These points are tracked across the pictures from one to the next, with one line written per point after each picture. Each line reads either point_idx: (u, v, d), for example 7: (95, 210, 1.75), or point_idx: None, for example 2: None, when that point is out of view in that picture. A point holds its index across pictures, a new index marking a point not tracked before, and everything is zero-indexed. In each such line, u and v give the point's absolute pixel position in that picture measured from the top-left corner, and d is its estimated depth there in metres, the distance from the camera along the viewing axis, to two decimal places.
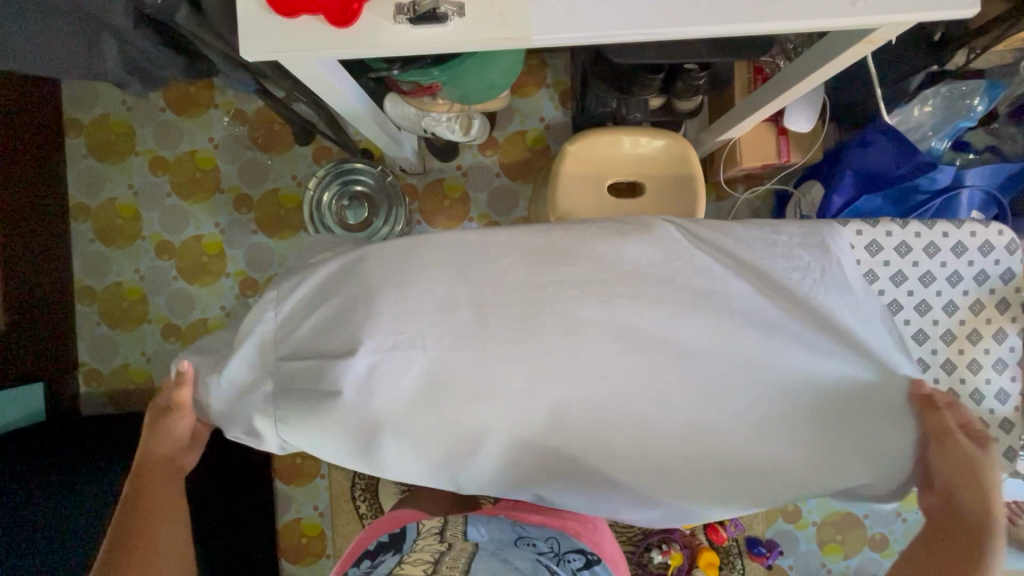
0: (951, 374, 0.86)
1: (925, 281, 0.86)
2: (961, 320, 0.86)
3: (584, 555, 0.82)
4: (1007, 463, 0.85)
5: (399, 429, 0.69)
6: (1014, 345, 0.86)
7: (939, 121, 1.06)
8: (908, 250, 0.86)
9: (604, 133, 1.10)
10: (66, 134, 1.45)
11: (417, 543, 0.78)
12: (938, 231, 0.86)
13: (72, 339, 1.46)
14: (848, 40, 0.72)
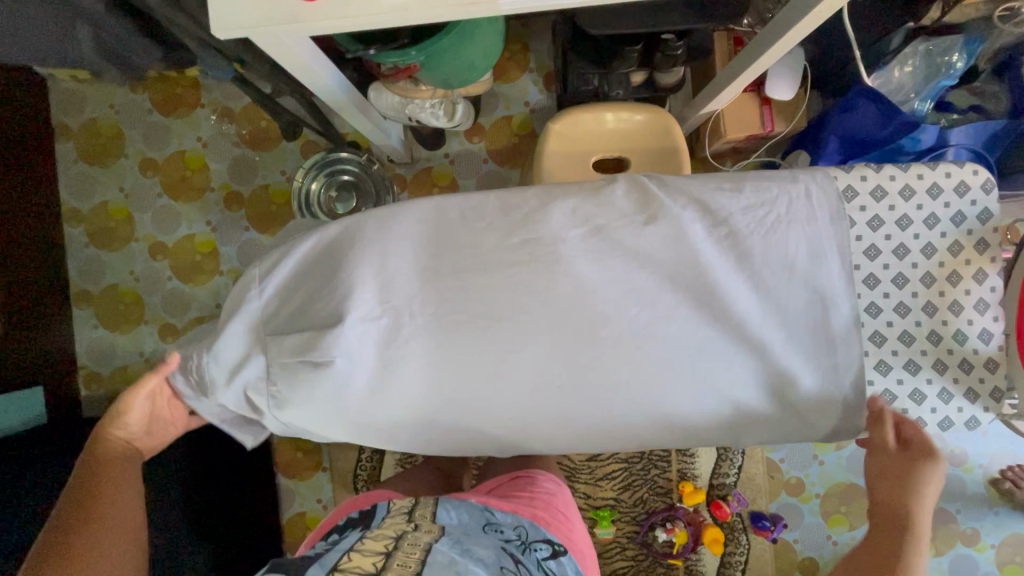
0: (934, 316, 0.86)
1: (902, 226, 0.86)
2: (941, 262, 0.86)
3: (551, 545, 0.83)
4: (994, 403, 0.86)
5: (387, 391, 0.68)
6: (995, 285, 0.86)
7: (919, 81, 1.06)
8: (882, 196, 0.87)
9: (585, 110, 1.11)
10: (56, 140, 1.47)
11: (384, 520, 0.78)
12: (912, 174, 0.87)
13: (70, 343, 1.47)
14: None
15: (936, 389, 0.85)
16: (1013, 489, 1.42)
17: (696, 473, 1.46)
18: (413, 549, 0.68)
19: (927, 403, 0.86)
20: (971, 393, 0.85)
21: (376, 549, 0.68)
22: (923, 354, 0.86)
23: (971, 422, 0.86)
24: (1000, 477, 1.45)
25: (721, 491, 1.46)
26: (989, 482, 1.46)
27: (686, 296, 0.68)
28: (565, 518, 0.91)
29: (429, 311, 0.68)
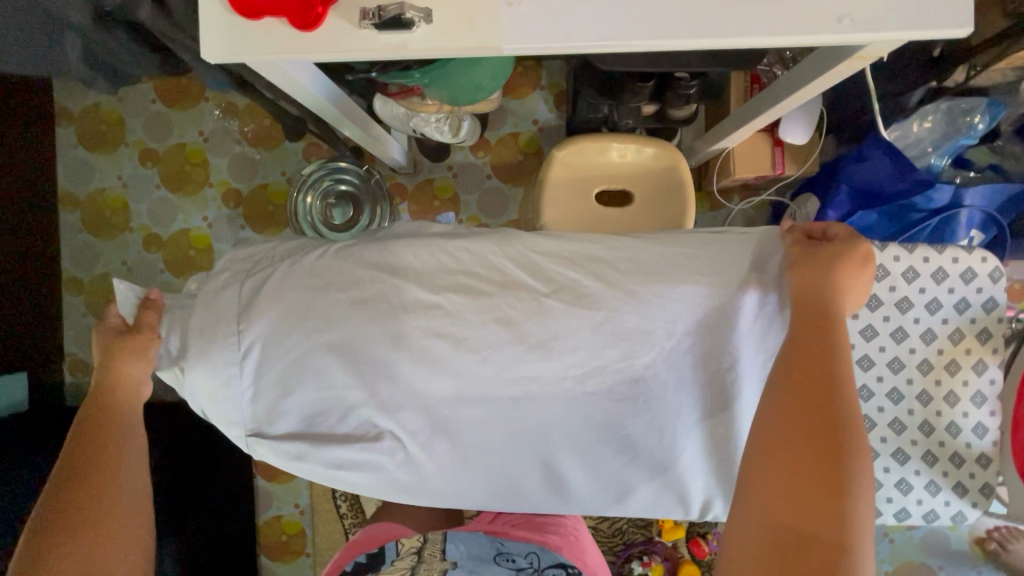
0: (927, 405, 0.84)
1: (903, 308, 0.83)
2: (939, 350, 0.84)
3: (564, 569, 0.81)
4: (984, 500, 0.85)
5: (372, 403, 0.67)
6: (993, 377, 0.84)
7: (938, 137, 1.03)
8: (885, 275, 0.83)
9: (593, 140, 1.08)
10: (56, 123, 1.45)
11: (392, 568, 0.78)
12: (919, 256, 0.84)
13: (59, 328, 1.46)
14: (838, 55, 0.68)
15: (923, 480, 0.84)
16: (998, 550, 1.41)
17: None
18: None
19: (914, 494, 0.84)
20: (959, 487, 0.84)
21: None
22: (912, 444, 0.84)
23: (958, 516, 0.85)
24: (985, 537, 1.43)
25: (700, 528, 1.45)
26: (974, 541, 1.44)
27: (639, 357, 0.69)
28: (573, 538, 0.90)
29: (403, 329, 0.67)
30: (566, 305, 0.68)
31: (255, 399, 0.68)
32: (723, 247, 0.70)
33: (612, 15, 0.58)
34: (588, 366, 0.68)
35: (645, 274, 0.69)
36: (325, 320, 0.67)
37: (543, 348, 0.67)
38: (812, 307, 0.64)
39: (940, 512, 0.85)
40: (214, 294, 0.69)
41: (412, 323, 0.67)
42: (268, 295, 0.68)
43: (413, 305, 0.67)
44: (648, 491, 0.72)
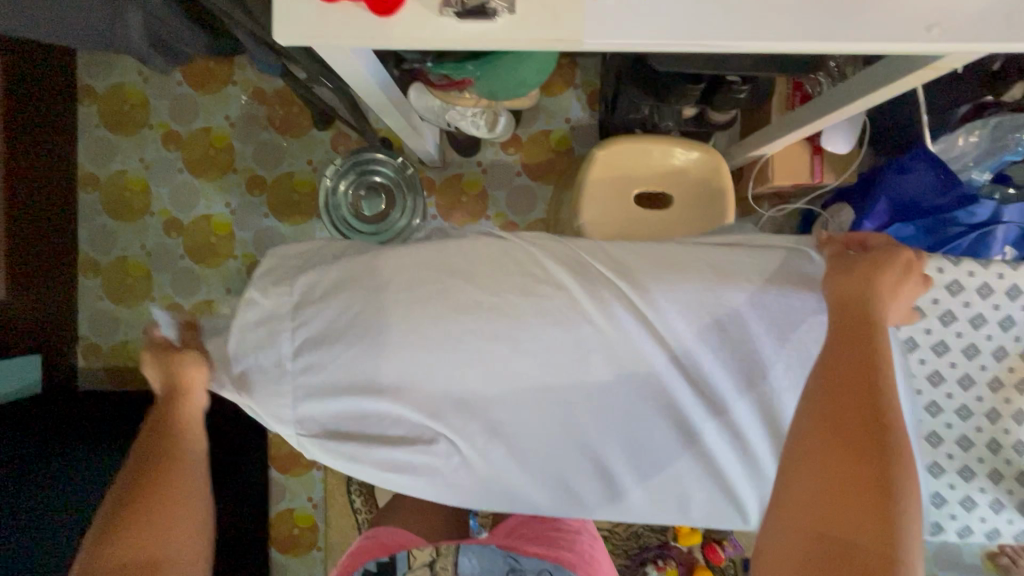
0: (995, 423, 0.84)
1: (975, 323, 0.84)
2: (1010, 368, 0.84)
3: None
4: None
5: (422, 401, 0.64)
6: None
7: (981, 153, 1.03)
8: (959, 289, 0.84)
9: (637, 139, 1.06)
10: (78, 101, 1.42)
11: None
12: (993, 271, 0.84)
13: (74, 310, 1.43)
14: (912, 64, 0.67)
15: (988, 497, 0.84)
16: (1010, 565, 1.41)
17: None
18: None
19: (977, 511, 0.84)
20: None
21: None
22: (979, 460, 0.84)
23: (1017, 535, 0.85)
24: (998, 552, 1.44)
25: (715, 534, 1.44)
26: (987, 556, 1.45)
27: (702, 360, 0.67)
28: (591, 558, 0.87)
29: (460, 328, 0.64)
30: (630, 310, 0.67)
31: (307, 395, 0.65)
32: (785, 249, 0.69)
33: (698, 12, 0.57)
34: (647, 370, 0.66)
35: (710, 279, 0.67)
36: (381, 318, 0.64)
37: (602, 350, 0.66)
38: (851, 311, 0.62)
39: (1001, 531, 0.85)
40: (267, 284, 0.67)
41: (473, 324, 0.65)
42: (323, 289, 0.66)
43: (465, 308, 0.64)
44: (706, 499, 0.69)
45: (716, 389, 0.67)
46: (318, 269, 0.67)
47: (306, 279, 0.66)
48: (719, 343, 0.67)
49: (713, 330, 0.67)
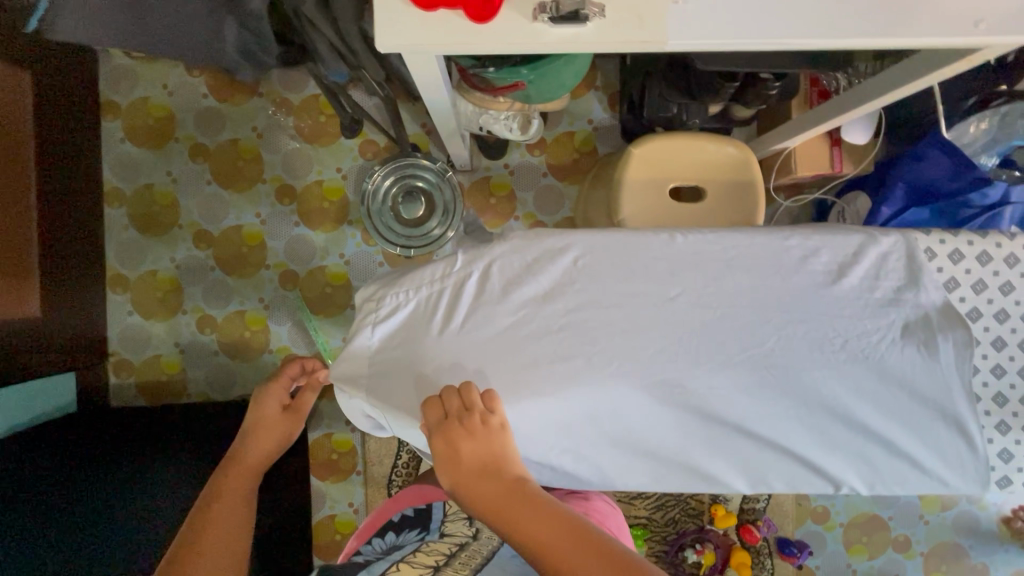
0: None
1: (1005, 290, 0.79)
2: None
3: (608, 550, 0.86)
4: None
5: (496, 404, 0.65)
6: None
7: (989, 140, 1.10)
8: (1016, 262, 0.79)
9: (670, 137, 1.13)
10: (102, 117, 1.41)
11: (446, 525, 0.86)
12: (992, 241, 0.79)
13: (103, 327, 1.42)
14: (950, 56, 0.74)
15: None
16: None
17: (728, 497, 1.49)
18: (471, 557, 0.76)
19: None
20: None
21: (427, 562, 0.74)
22: None
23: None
24: (1012, 516, 1.52)
25: (749, 515, 1.49)
26: (1002, 521, 1.52)
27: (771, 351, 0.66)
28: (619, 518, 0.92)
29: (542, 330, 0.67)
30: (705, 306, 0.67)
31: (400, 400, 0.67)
32: (858, 242, 0.68)
33: (770, 14, 0.62)
34: (720, 361, 0.66)
35: (783, 272, 0.68)
36: (463, 324, 0.67)
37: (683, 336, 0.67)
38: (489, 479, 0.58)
39: None
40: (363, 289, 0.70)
41: (553, 332, 0.67)
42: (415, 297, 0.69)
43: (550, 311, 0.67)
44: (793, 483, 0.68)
45: (791, 380, 0.65)
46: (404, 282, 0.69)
47: (405, 289, 0.68)
48: (792, 333, 0.66)
49: (789, 322, 0.66)
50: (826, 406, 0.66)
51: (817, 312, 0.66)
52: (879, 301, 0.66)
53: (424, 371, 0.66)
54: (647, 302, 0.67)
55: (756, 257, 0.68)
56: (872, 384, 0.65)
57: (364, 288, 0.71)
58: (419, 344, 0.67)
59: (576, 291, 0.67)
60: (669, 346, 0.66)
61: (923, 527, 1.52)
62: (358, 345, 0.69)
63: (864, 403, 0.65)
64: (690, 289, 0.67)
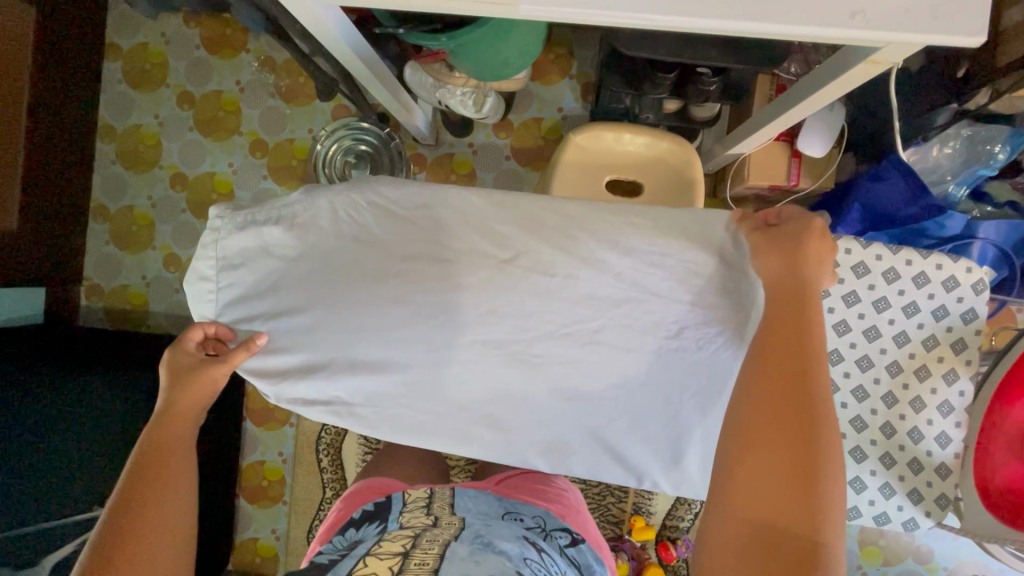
0: (891, 408, 0.77)
1: (849, 303, 0.75)
2: (911, 354, 0.76)
3: (570, 533, 0.84)
4: (938, 511, 0.77)
5: (307, 343, 0.68)
6: (964, 389, 0.76)
7: (958, 165, 1.01)
8: (865, 273, 0.75)
9: (609, 127, 1.08)
10: (105, 57, 1.51)
11: (402, 515, 0.80)
12: (841, 248, 0.75)
13: (81, 252, 1.53)
14: (854, 57, 0.68)
15: (878, 481, 0.77)
16: None
17: (651, 510, 1.42)
18: (430, 547, 0.69)
19: (866, 494, 0.77)
20: (915, 493, 0.76)
21: (394, 550, 0.69)
22: (872, 443, 0.77)
23: (910, 524, 0.77)
24: None
25: (671, 533, 1.43)
26: None
27: (592, 334, 0.66)
28: (575, 509, 0.92)
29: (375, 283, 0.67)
30: (537, 279, 0.66)
31: (240, 322, 0.70)
32: (707, 238, 0.68)
33: None
34: (539, 333, 0.66)
35: (623, 256, 0.67)
36: (294, 264, 0.69)
37: (513, 312, 0.66)
38: (783, 297, 0.61)
39: (919, 521, 0.77)
40: (214, 211, 0.70)
41: (379, 287, 0.67)
42: (257, 228, 0.69)
43: (385, 269, 0.67)
44: (593, 462, 0.71)
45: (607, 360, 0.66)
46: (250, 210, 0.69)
47: (250, 218, 0.69)
48: (616, 318, 0.66)
49: (616, 305, 0.66)
50: (639, 393, 0.67)
51: (657, 295, 0.66)
52: (722, 297, 0.67)
53: (261, 304, 0.69)
54: (480, 272, 0.67)
55: (598, 242, 0.67)
56: (689, 377, 0.67)
57: (212, 208, 0.70)
58: (262, 272, 0.69)
59: (413, 248, 0.68)
60: (499, 312, 0.66)
61: None
62: (205, 264, 0.70)
63: (689, 399, 0.67)
64: (526, 259, 0.67)
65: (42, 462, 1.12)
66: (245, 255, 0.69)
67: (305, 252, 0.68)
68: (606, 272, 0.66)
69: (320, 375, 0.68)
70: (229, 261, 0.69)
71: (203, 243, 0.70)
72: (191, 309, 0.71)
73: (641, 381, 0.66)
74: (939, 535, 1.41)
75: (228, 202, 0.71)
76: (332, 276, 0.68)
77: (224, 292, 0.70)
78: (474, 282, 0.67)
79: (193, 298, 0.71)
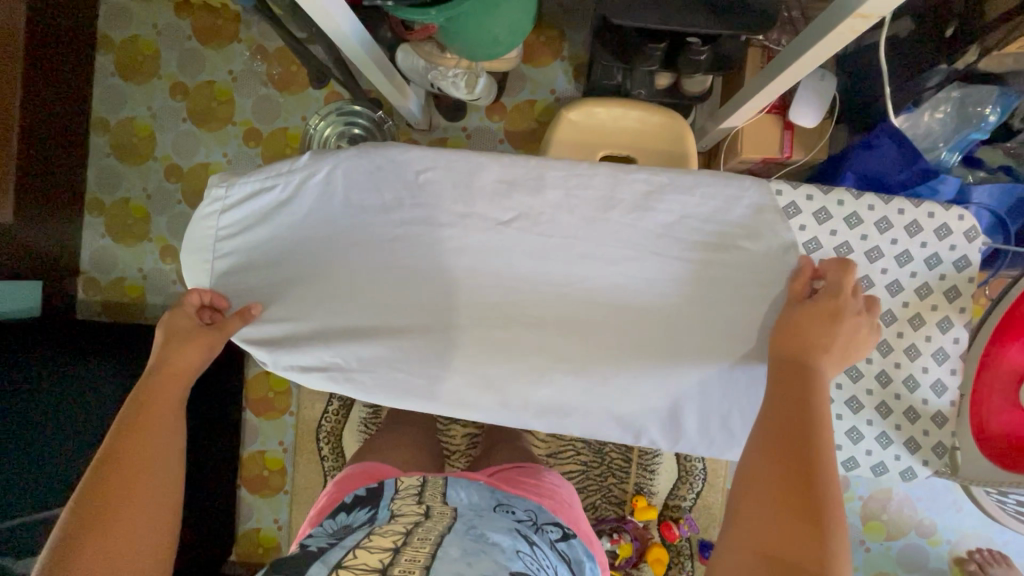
0: (887, 357, 0.75)
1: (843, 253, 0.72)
2: (905, 303, 0.75)
3: (561, 528, 0.83)
4: (936, 460, 0.76)
5: (298, 303, 0.68)
6: (959, 337, 0.75)
7: (949, 131, 1.01)
8: (857, 223, 0.73)
9: (602, 102, 1.09)
10: (97, 50, 1.52)
11: (394, 502, 0.81)
12: (833, 198, 0.72)
13: (77, 246, 1.52)
14: (842, 12, 0.69)
15: (874, 431, 0.76)
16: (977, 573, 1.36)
17: (653, 490, 1.42)
18: (424, 541, 0.68)
19: (863, 444, 0.76)
20: (912, 442, 0.75)
21: (384, 544, 0.67)
22: (867, 393, 0.76)
23: (907, 474, 0.77)
24: (966, 557, 1.39)
25: (673, 513, 1.43)
26: (954, 560, 1.40)
27: (586, 292, 0.67)
28: (568, 505, 0.91)
29: (372, 247, 0.67)
30: (532, 240, 0.67)
31: (237, 291, 0.69)
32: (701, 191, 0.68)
33: None
34: (531, 294, 0.67)
35: (617, 216, 0.67)
36: (287, 229, 0.68)
37: (508, 274, 0.67)
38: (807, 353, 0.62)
39: (915, 469, 0.77)
40: (210, 178, 0.70)
41: (374, 254, 0.67)
42: (248, 194, 0.68)
43: (378, 236, 0.67)
44: (590, 423, 0.69)
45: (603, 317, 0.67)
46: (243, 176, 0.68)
47: (241, 185, 0.68)
48: (611, 277, 0.67)
49: (610, 265, 0.67)
50: (633, 349, 0.67)
51: (651, 254, 0.67)
52: (711, 250, 0.68)
53: (255, 270, 0.69)
54: (475, 236, 0.67)
55: (591, 202, 0.68)
56: (684, 331, 0.67)
57: (212, 176, 0.69)
58: (262, 241, 0.68)
59: (406, 212, 0.67)
60: (494, 274, 0.67)
61: (863, 554, 1.41)
62: (198, 232, 0.69)
63: (686, 359, 0.67)
64: (521, 221, 0.67)
65: (42, 451, 1.11)
66: (245, 222, 0.68)
67: (294, 217, 0.68)
68: (599, 231, 0.67)
69: (311, 338, 0.67)
70: (223, 229, 0.69)
71: (197, 210, 0.69)
72: (187, 278, 0.70)
73: (633, 338, 0.67)
74: (941, 508, 1.41)
75: (229, 171, 0.71)
76: (326, 242, 0.67)
77: (218, 259, 0.69)
78: (469, 245, 0.67)
79: (187, 266, 0.70)
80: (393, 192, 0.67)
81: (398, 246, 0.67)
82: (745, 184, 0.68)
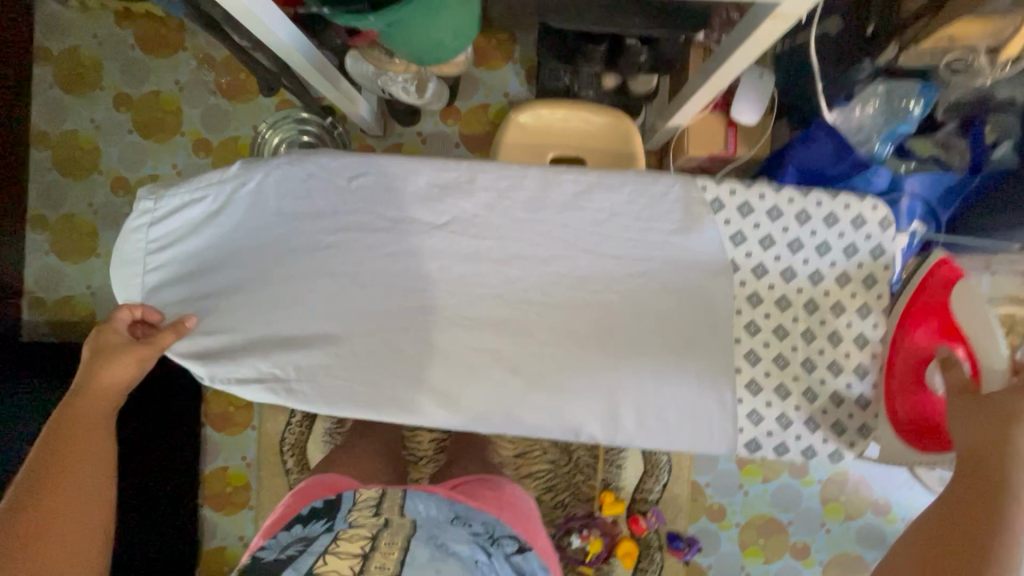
0: (812, 344, 0.79)
1: (765, 245, 0.76)
2: (826, 291, 0.79)
3: (518, 541, 0.82)
4: (862, 442, 0.81)
5: (236, 314, 0.68)
6: (878, 322, 0.79)
7: (881, 124, 1.05)
8: (779, 216, 0.77)
9: (548, 104, 1.10)
10: (34, 62, 1.46)
11: (352, 514, 0.81)
12: (754, 192, 0.76)
13: (19, 265, 1.46)
14: (761, 14, 0.72)
15: (803, 418, 0.79)
16: None
17: (620, 485, 1.44)
18: (392, 548, 0.71)
19: (793, 431, 0.79)
20: (839, 426, 0.79)
21: (353, 549, 0.71)
22: (795, 381, 0.78)
23: (835, 456, 0.80)
24: None
25: (640, 506, 1.44)
26: None
27: (524, 291, 0.69)
28: (529, 518, 0.93)
29: (313, 255, 0.68)
30: (470, 242, 0.70)
31: (174, 304, 0.69)
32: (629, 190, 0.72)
33: None
34: (471, 295, 0.69)
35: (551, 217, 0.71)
36: (223, 240, 0.69)
37: (448, 277, 0.69)
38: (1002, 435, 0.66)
39: (843, 451, 0.80)
40: (140, 190, 0.70)
41: (313, 262, 0.68)
42: (180, 206, 0.69)
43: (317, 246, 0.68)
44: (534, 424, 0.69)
45: (542, 315, 0.69)
46: (175, 189, 0.69)
47: (175, 198, 0.69)
48: (547, 276, 0.70)
49: (544, 264, 0.70)
50: (569, 345, 0.69)
51: (583, 251, 0.71)
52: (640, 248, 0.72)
53: (189, 281, 0.69)
54: (413, 240, 0.69)
55: (524, 203, 0.71)
56: (619, 326, 0.70)
57: (142, 188, 0.70)
58: (197, 252, 0.69)
59: (343, 218, 0.69)
60: (433, 278, 0.69)
61: (823, 535, 1.45)
62: (128, 246, 0.69)
63: (620, 353, 0.70)
64: (457, 224, 0.70)
65: None
66: (178, 234, 0.69)
67: (231, 228, 0.69)
68: (532, 232, 0.70)
69: (253, 350, 0.68)
70: (156, 242, 0.69)
71: (128, 223, 0.70)
72: (117, 293, 0.70)
73: (571, 334, 0.69)
74: (895, 486, 1.46)
75: (158, 183, 0.71)
76: (265, 252, 0.68)
77: (151, 273, 0.69)
78: (409, 250, 0.69)
79: (117, 280, 0.70)
80: (327, 199, 0.69)
81: (336, 253, 0.68)
82: (664, 180, 0.74)
